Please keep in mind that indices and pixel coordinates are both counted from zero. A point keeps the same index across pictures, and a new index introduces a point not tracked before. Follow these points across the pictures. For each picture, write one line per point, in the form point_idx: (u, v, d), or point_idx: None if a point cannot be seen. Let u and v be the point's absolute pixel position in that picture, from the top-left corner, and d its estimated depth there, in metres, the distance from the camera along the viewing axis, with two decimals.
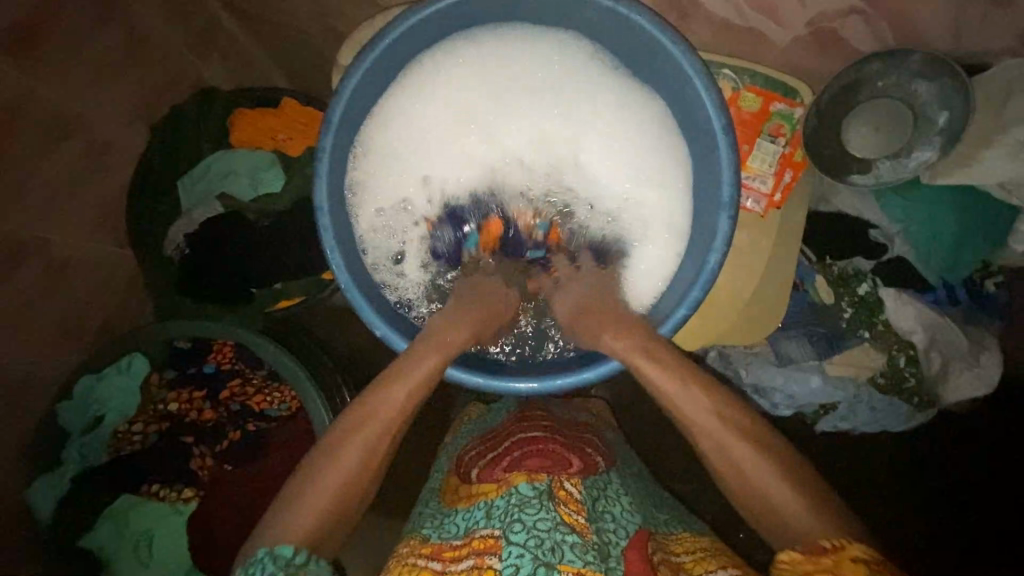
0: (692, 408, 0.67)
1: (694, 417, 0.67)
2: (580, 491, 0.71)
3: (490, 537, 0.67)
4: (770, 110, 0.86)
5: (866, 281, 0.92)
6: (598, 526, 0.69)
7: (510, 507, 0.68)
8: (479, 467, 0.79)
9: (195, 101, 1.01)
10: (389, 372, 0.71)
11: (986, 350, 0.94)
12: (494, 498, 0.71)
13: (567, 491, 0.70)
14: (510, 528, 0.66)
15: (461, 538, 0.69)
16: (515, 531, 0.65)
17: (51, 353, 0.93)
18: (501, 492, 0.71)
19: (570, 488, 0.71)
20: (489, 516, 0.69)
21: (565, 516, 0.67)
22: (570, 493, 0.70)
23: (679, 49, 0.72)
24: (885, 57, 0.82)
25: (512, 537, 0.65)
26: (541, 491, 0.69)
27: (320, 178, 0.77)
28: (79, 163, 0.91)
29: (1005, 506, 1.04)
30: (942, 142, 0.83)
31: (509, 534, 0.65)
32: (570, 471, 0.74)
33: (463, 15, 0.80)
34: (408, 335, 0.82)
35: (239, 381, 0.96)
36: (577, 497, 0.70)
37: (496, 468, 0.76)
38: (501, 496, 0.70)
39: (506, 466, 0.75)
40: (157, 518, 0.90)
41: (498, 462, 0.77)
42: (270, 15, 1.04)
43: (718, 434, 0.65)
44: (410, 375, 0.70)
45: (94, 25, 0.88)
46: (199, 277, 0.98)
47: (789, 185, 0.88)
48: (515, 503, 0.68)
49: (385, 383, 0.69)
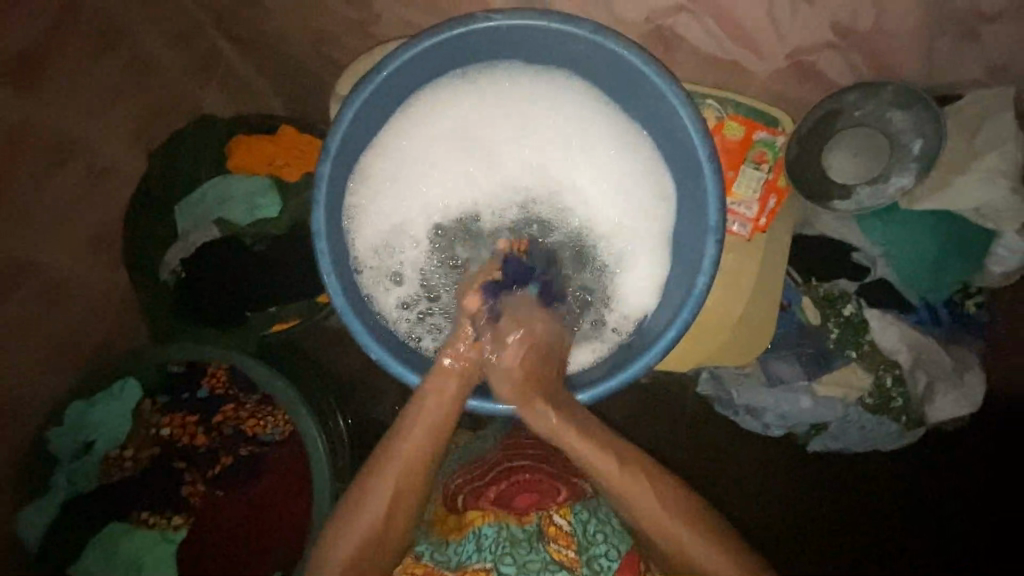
0: (626, 480, 0.70)
1: (626, 488, 0.70)
2: (569, 523, 0.75)
3: (481, 571, 0.71)
4: (753, 138, 0.89)
5: (851, 302, 0.95)
6: (589, 555, 0.73)
7: (500, 540, 0.73)
8: (464, 496, 0.78)
9: (192, 129, 1.03)
10: (388, 448, 0.72)
11: (970, 370, 0.96)
12: (482, 527, 0.74)
13: (556, 527, 0.74)
14: (501, 561, 0.71)
15: (454, 570, 0.72)
16: (506, 564, 0.71)
17: (42, 378, 0.93)
18: (491, 523, 0.74)
19: (559, 522, 0.75)
20: (480, 549, 0.73)
21: (554, 554, 0.72)
22: (561, 528, 0.75)
23: (665, 82, 0.75)
24: (861, 88, 0.84)
25: (503, 569, 0.71)
26: (531, 532, 0.74)
27: (317, 205, 0.79)
28: (74, 190, 0.92)
29: (986, 518, 1.08)
30: (916, 168, 0.87)
31: (500, 565, 0.71)
32: (559, 501, 0.77)
33: (461, 52, 0.83)
34: (403, 359, 0.83)
35: (233, 406, 0.95)
36: (567, 531, 0.74)
37: (484, 497, 0.77)
38: (489, 525, 0.74)
39: (493, 498, 0.77)
40: (146, 546, 0.89)
41: (484, 492, 0.77)
42: (264, 43, 1.06)
43: (594, 449, 0.72)
44: (417, 421, 0.73)
45: (90, 56, 0.89)
46: (195, 302, 0.99)
47: (774, 210, 0.91)
48: (505, 537, 0.73)
49: (402, 428, 0.73)
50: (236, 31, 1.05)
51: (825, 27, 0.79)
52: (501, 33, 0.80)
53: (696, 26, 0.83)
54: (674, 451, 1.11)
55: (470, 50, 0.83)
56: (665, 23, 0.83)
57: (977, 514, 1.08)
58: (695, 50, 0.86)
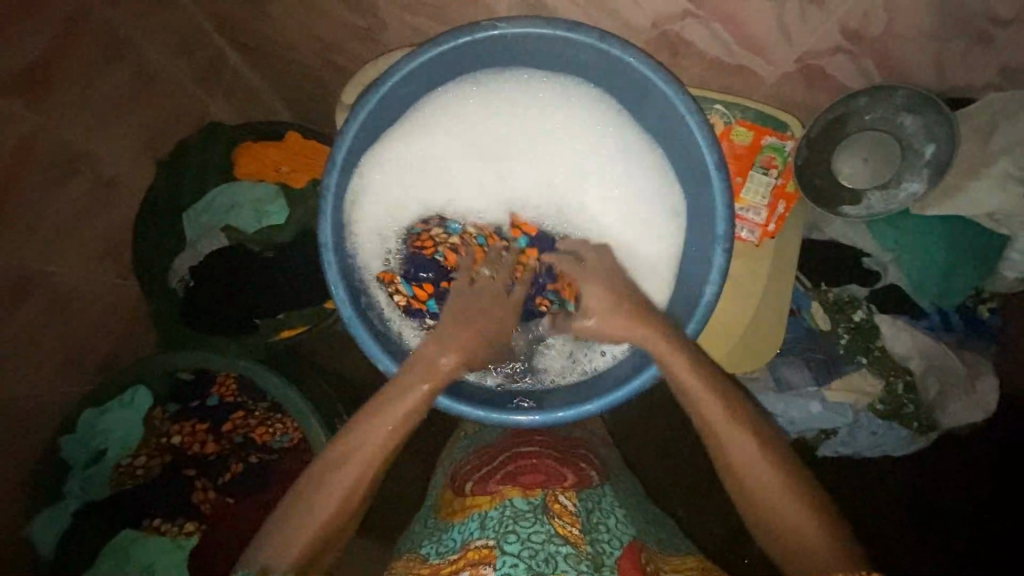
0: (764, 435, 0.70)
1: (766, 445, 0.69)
2: (574, 504, 0.71)
3: (484, 548, 0.66)
4: (761, 144, 0.87)
5: (861, 307, 0.95)
6: (592, 537, 0.68)
7: (503, 518, 0.68)
8: (473, 481, 0.79)
9: (199, 137, 1.03)
10: (360, 421, 0.70)
11: (982, 376, 0.95)
12: (487, 510, 0.71)
13: (561, 504, 0.70)
14: (504, 538, 0.65)
15: (456, 552, 0.69)
16: (509, 541, 0.65)
17: (54, 386, 0.94)
18: (496, 505, 0.71)
19: (564, 501, 0.71)
20: (482, 526, 0.69)
21: (559, 529, 0.67)
22: (565, 506, 0.71)
23: (671, 89, 0.75)
24: (871, 92, 0.81)
25: (506, 547, 0.64)
26: (535, 505, 0.70)
27: (324, 215, 0.79)
28: (81, 201, 0.92)
29: (1000, 522, 1.07)
30: (929, 173, 0.85)
31: (503, 544, 0.65)
32: (564, 485, 0.74)
33: (468, 60, 0.82)
34: (399, 360, 0.83)
35: (242, 413, 0.97)
36: (571, 509, 0.70)
37: (491, 480, 0.77)
38: (494, 508, 0.71)
39: (500, 480, 0.76)
40: (157, 552, 0.89)
41: (491, 477, 0.77)
42: (269, 48, 1.06)
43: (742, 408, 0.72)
44: (395, 402, 0.71)
45: (97, 66, 0.90)
46: (203, 308, 1.00)
47: (783, 216, 0.89)
48: (509, 514, 0.69)
49: (372, 409, 0.71)
50: (241, 36, 1.05)
51: (833, 32, 0.77)
52: (507, 41, 0.79)
53: (704, 31, 0.81)
54: (677, 451, 1.13)
55: (475, 57, 0.82)
56: (673, 28, 0.82)
57: (991, 519, 1.07)
58: (702, 54, 0.84)
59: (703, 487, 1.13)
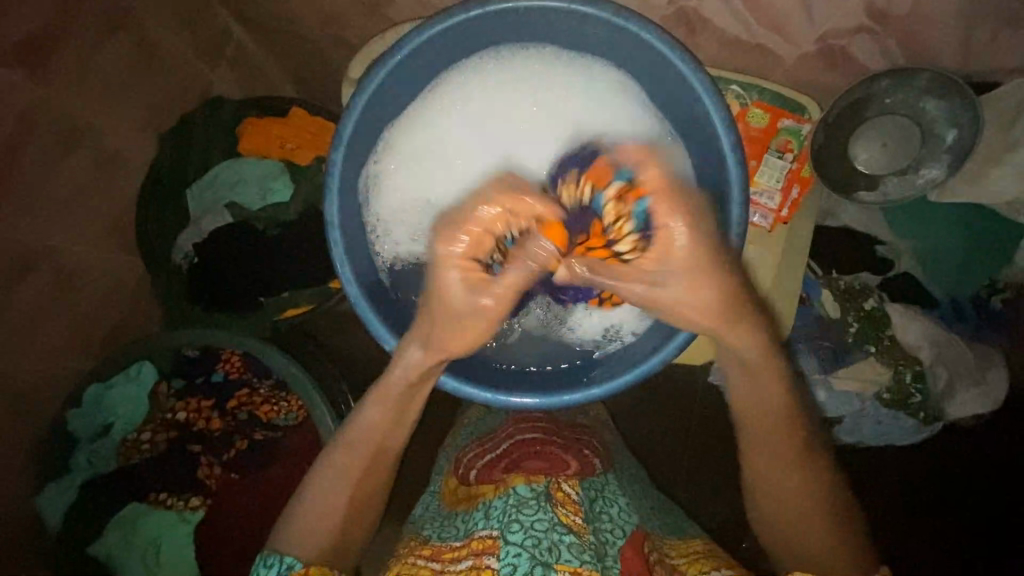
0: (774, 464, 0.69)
1: None
2: (578, 493, 0.71)
3: (489, 538, 0.66)
4: (778, 126, 0.84)
5: (872, 296, 0.93)
6: (595, 527, 0.68)
7: (507, 507, 0.68)
8: (478, 469, 0.79)
9: (205, 110, 1.02)
10: (352, 417, 0.73)
11: (993, 367, 0.95)
12: (492, 498, 0.71)
13: (564, 493, 0.70)
14: (508, 528, 0.64)
15: (461, 539, 0.69)
16: (514, 531, 0.64)
17: (61, 360, 0.94)
18: (500, 494, 0.71)
19: (567, 489, 0.71)
20: (487, 516, 0.68)
21: (562, 517, 0.66)
22: (569, 494, 0.70)
23: (689, 69, 0.73)
24: (896, 76, 0.80)
25: (509, 537, 0.63)
26: (538, 493, 0.69)
27: (330, 191, 0.78)
28: (86, 173, 0.91)
29: (999, 514, 1.07)
30: (950, 159, 0.83)
31: (507, 534, 0.64)
32: (568, 474, 0.74)
33: (480, 34, 0.80)
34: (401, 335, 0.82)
35: (247, 391, 0.96)
36: (574, 498, 0.70)
37: (494, 470, 0.76)
38: (499, 496, 0.70)
39: (505, 467, 0.76)
40: (165, 526, 0.91)
41: (496, 465, 0.77)
42: (276, 21, 1.03)
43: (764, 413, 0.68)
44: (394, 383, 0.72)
45: (103, 37, 0.88)
46: (209, 286, 0.99)
47: (797, 201, 0.85)
48: (512, 503, 0.68)
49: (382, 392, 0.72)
50: (246, 9, 1.02)
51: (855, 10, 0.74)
52: (519, 15, 0.77)
53: (723, 9, 0.79)
54: (678, 438, 1.13)
55: (488, 33, 0.80)
56: (690, 5, 0.79)
57: (989, 512, 1.07)
58: (720, 33, 0.82)
59: (703, 476, 1.13)
